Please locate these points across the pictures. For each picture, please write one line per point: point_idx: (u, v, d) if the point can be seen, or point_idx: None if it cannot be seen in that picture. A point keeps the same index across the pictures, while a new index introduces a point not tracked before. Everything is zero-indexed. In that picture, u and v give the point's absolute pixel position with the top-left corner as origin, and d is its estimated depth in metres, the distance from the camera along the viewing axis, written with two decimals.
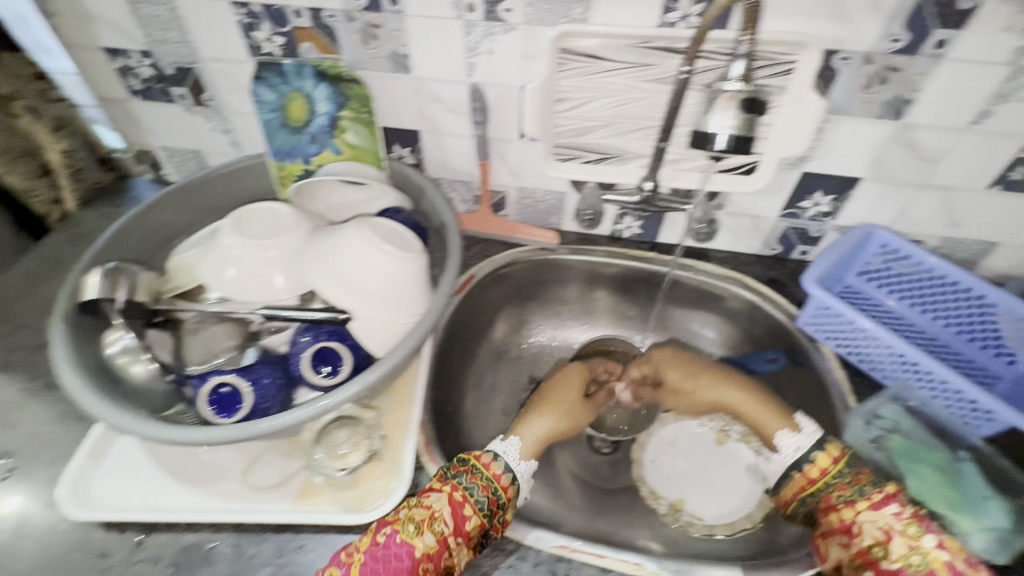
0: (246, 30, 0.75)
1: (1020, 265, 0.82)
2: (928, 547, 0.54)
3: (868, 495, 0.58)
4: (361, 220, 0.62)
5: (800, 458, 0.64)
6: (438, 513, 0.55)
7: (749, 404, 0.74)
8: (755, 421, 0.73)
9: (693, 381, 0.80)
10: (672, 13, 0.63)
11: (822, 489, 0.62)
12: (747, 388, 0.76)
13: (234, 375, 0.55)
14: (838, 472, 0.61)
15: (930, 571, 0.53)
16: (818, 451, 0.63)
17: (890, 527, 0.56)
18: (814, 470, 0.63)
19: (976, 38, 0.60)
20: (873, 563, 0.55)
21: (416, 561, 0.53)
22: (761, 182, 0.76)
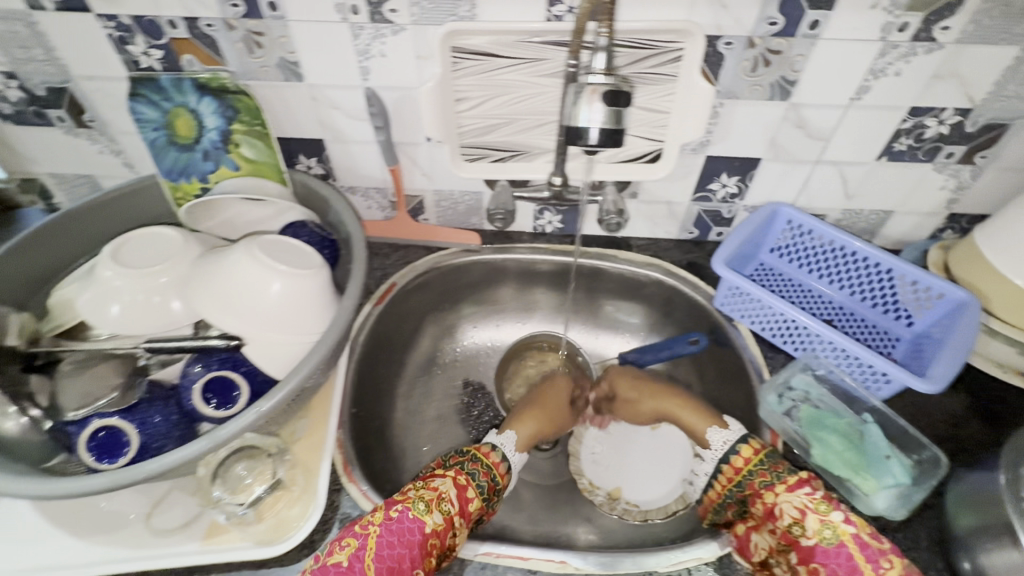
0: (118, 45, 0.68)
1: (913, 230, 0.86)
2: (837, 520, 0.55)
3: (785, 478, 0.60)
4: (250, 240, 0.60)
5: (727, 450, 0.65)
6: (445, 495, 0.59)
7: (682, 409, 0.74)
8: (690, 427, 0.72)
9: (638, 392, 0.78)
10: (557, 6, 0.62)
11: (745, 478, 0.63)
12: (686, 396, 0.75)
13: (119, 418, 0.53)
14: (760, 461, 0.63)
15: (841, 543, 0.54)
16: (743, 443, 0.65)
17: (805, 506, 0.57)
18: (738, 461, 0.64)
19: (847, 18, 0.62)
20: (794, 542, 0.57)
21: (426, 537, 0.56)
22: (666, 169, 0.77)
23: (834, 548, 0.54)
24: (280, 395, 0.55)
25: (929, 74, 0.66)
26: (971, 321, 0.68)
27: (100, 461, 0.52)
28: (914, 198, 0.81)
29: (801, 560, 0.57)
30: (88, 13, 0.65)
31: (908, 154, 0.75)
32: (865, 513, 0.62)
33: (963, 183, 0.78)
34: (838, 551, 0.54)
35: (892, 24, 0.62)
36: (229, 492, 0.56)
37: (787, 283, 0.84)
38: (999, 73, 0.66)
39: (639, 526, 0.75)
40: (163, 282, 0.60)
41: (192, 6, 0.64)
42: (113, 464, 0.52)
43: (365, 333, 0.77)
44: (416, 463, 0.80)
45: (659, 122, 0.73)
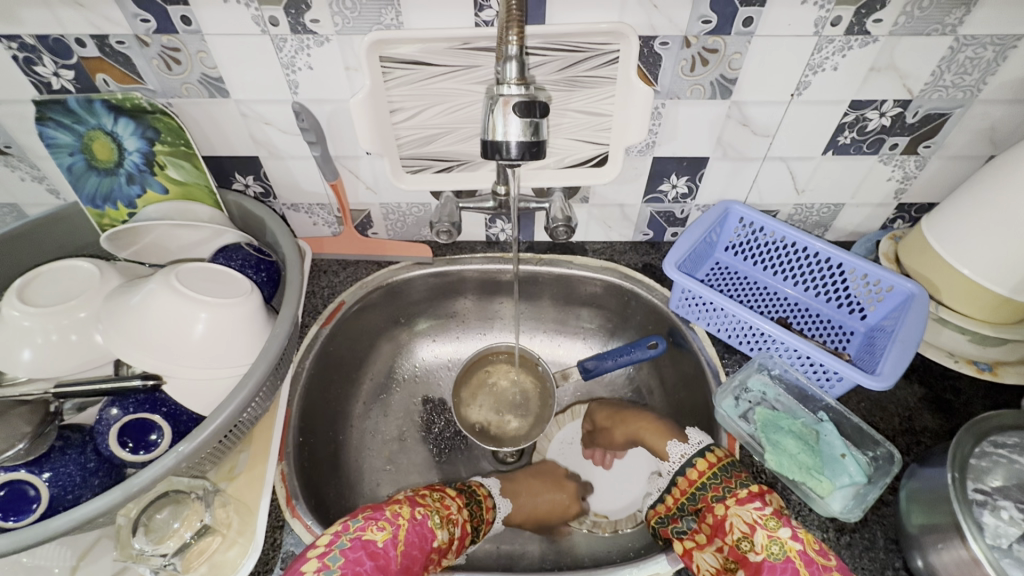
0: (25, 66, 0.64)
1: (865, 222, 0.87)
2: (785, 536, 0.55)
3: (737, 492, 0.60)
4: (169, 273, 0.57)
5: (684, 463, 0.67)
6: (457, 519, 0.63)
7: (648, 430, 0.75)
8: (654, 449, 0.73)
9: (612, 419, 0.80)
10: (485, 11, 0.60)
11: (698, 490, 0.64)
12: (653, 419, 0.76)
13: (27, 471, 0.49)
14: (714, 473, 0.63)
15: (787, 560, 0.54)
16: (699, 456, 0.66)
17: (754, 521, 0.56)
18: (692, 474, 0.65)
19: (780, 13, 0.60)
20: (743, 558, 0.57)
21: (433, 549, 0.58)
22: (614, 172, 0.75)
23: (781, 563, 0.54)
24: (205, 434, 0.52)
25: (866, 67, 0.66)
26: (920, 313, 0.68)
27: (5, 520, 0.48)
28: (864, 190, 0.81)
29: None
30: None
31: (853, 147, 0.75)
32: (821, 516, 0.61)
33: (909, 174, 0.78)
34: (784, 566, 0.54)
35: (825, 19, 0.61)
36: (152, 543, 0.51)
37: (742, 282, 0.83)
38: (935, 64, 0.65)
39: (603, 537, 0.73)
40: (77, 317, 0.56)
41: (99, 22, 0.60)
42: (19, 522, 0.48)
43: (312, 358, 0.74)
44: (374, 487, 0.77)
45: (601, 125, 0.72)
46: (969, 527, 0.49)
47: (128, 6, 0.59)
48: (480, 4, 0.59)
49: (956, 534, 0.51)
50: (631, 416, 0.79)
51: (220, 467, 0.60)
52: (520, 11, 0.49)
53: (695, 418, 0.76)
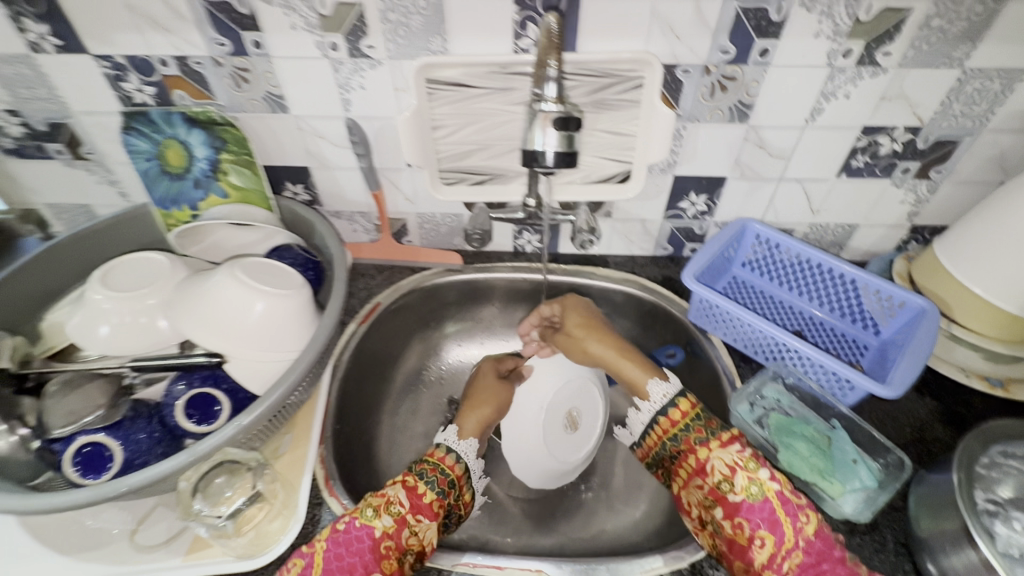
0: (114, 82, 0.72)
1: (879, 243, 0.90)
2: (764, 478, 0.59)
3: (719, 435, 0.64)
4: (232, 264, 0.63)
5: (665, 403, 0.69)
6: (393, 497, 0.60)
7: (626, 361, 0.75)
8: (630, 380, 0.74)
9: (587, 330, 0.80)
10: (523, 40, 0.67)
11: (681, 432, 0.66)
12: (633, 351, 0.77)
13: (104, 435, 0.55)
14: (695, 416, 0.67)
15: (765, 500, 0.58)
16: (681, 397, 0.68)
17: (735, 463, 0.61)
18: (669, 420, 0.68)
19: (794, 45, 0.66)
20: (721, 498, 0.60)
21: (377, 541, 0.57)
22: (636, 188, 0.81)
23: (759, 504, 0.58)
24: (258, 411, 0.57)
25: (877, 96, 0.70)
26: (931, 328, 0.70)
27: (85, 476, 0.54)
28: (877, 211, 0.84)
29: (726, 516, 0.59)
30: (86, 55, 0.69)
31: (866, 170, 0.79)
32: (835, 518, 0.63)
33: (921, 198, 0.82)
34: (762, 506, 0.58)
35: (836, 51, 0.66)
36: (210, 505, 0.56)
37: (758, 296, 0.86)
38: (943, 94, 0.69)
39: (619, 536, 0.76)
40: (147, 303, 0.62)
41: (182, 45, 0.68)
42: (96, 480, 0.54)
43: (349, 353, 0.79)
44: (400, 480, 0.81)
45: (626, 145, 0.77)
46: (979, 533, 0.51)
47: (209, 32, 0.67)
48: (518, 33, 0.66)
49: (965, 537, 0.53)
50: (606, 336, 0.79)
51: (266, 447, 0.66)
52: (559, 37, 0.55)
53: None
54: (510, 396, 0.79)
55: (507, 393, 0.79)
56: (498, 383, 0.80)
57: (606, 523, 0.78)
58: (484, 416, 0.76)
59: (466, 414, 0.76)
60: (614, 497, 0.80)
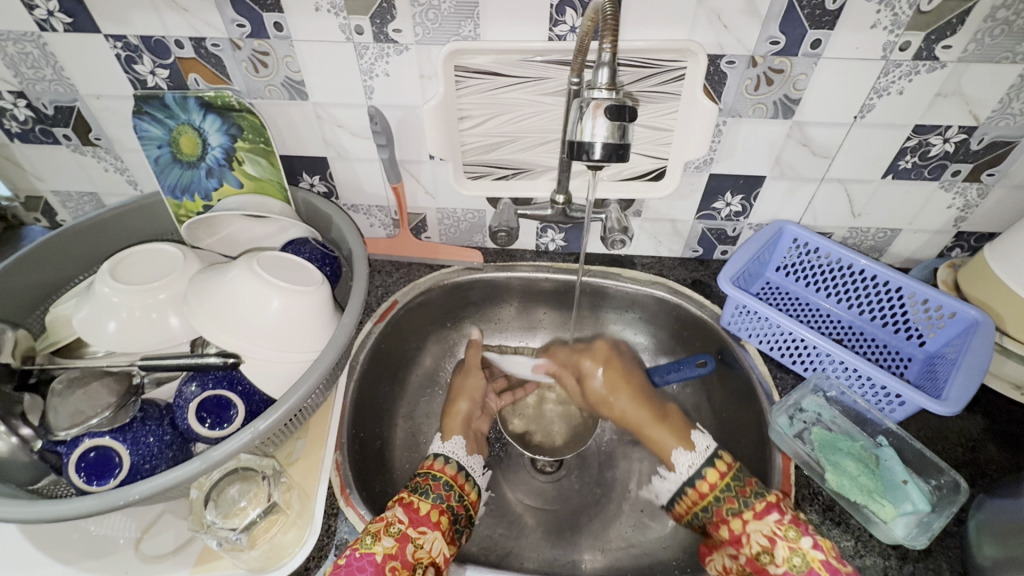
0: (126, 64, 0.69)
1: (921, 249, 0.85)
2: (806, 547, 0.56)
3: (753, 504, 0.61)
4: (249, 259, 0.60)
5: (693, 473, 0.68)
6: (392, 519, 0.58)
7: (656, 427, 0.76)
8: (660, 446, 0.74)
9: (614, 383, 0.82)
10: (559, 26, 0.63)
11: (712, 503, 0.65)
12: (665, 415, 0.77)
13: (110, 438, 0.52)
14: (726, 486, 0.65)
15: (810, 571, 0.55)
16: (709, 467, 0.67)
17: (773, 534, 0.58)
18: (695, 493, 0.68)
19: (850, 37, 0.62)
20: (762, 570, 0.58)
21: (381, 564, 0.54)
22: (670, 187, 0.77)
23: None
24: (276, 414, 0.53)
25: (933, 93, 0.66)
26: (986, 341, 0.66)
27: (90, 482, 0.51)
28: (922, 216, 0.80)
29: None
30: (97, 34, 0.65)
31: (913, 172, 0.74)
32: (883, 543, 0.59)
33: (971, 202, 0.77)
34: None
35: (893, 43, 0.62)
36: (221, 516, 0.53)
37: (794, 302, 0.82)
38: (1004, 92, 0.65)
39: (647, 551, 0.72)
40: (158, 298, 0.59)
41: (200, 26, 0.64)
42: (101, 487, 0.51)
43: (366, 353, 0.75)
44: None
45: (662, 140, 0.73)
46: None
47: (227, 12, 0.63)
48: (555, 19, 0.62)
49: None
50: (637, 396, 0.80)
51: (280, 451, 0.63)
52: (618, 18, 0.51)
53: (746, 436, 0.74)
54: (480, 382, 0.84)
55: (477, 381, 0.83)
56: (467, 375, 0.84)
57: (631, 538, 0.74)
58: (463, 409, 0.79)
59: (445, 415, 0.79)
60: (639, 510, 0.76)
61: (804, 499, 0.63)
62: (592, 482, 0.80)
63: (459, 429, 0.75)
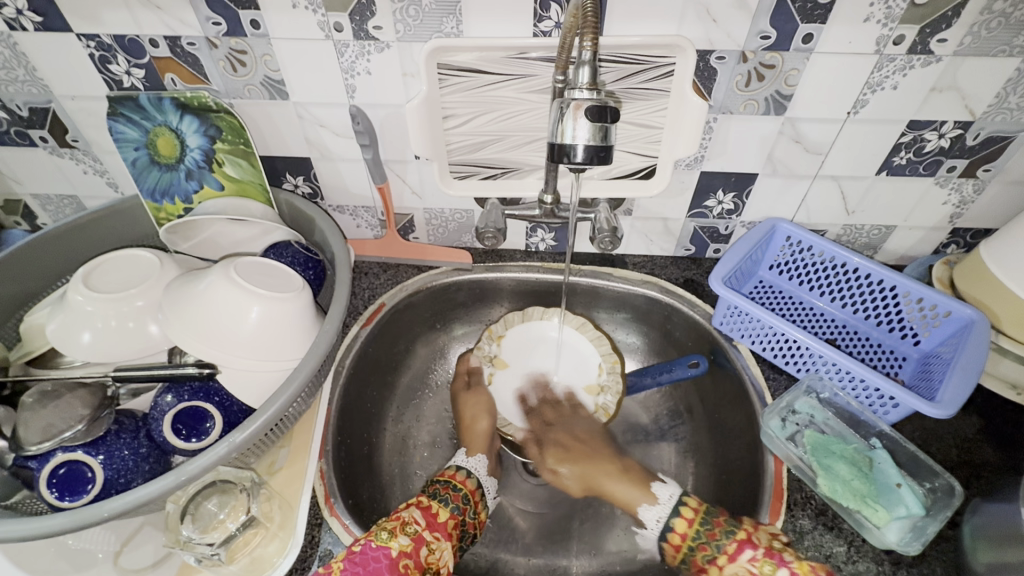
0: (99, 64, 0.67)
1: (916, 246, 0.84)
2: None
3: (725, 547, 0.60)
4: (227, 266, 0.58)
5: (664, 526, 0.65)
6: (410, 519, 0.59)
7: (614, 479, 0.73)
8: (622, 499, 0.71)
9: (568, 445, 0.77)
10: (545, 22, 0.61)
11: (688, 551, 0.63)
12: (628, 468, 0.74)
13: (84, 453, 0.51)
14: (696, 532, 0.63)
15: None
16: (681, 506, 0.65)
17: (752, 573, 0.57)
18: (675, 539, 0.64)
19: (842, 30, 0.60)
20: None
21: (395, 560, 0.55)
22: (660, 185, 0.75)
23: None
24: (255, 425, 0.52)
25: (928, 87, 0.64)
26: (982, 341, 0.65)
27: (61, 499, 0.50)
28: (917, 212, 0.79)
29: None
30: (69, 34, 0.63)
31: (909, 168, 0.73)
32: (876, 547, 0.58)
33: (966, 198, 0.76)
34: None
35: (887, 37, 0.60)
36: (199, 531, 0.53)
37: (787, 301, 0.81)
38: (1001, 86, 0.64)
39: (638, 556, 0.71)
40: (135, 306, 0.58)
41: (174, 24, 0.62)
42: (74, 503, 0.50)
43: (352, 358, 0.74)
44: (405, 493, 0.76)
45: (652, 138, 0.72)
46: None
47: (202, 10, 0.61)
48: (540, 14, 0.60)
49: None
50: (592, 459, 0.76)
51: (262, 462, 0.62)
52: (599, 16, 0.50)
53: (737, 438, 0.73)
54: (487, 396, 0.81)
55: (484, 398, 0.80)
56: (473, 394, 0.80)
57: (623, 541, 0.73)
58: (484, 428, 0.77)
59: (465, 431, 0.77)
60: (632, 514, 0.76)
61: (796, 504, 0.62)
62: None
63: (482, 445, 0.75)
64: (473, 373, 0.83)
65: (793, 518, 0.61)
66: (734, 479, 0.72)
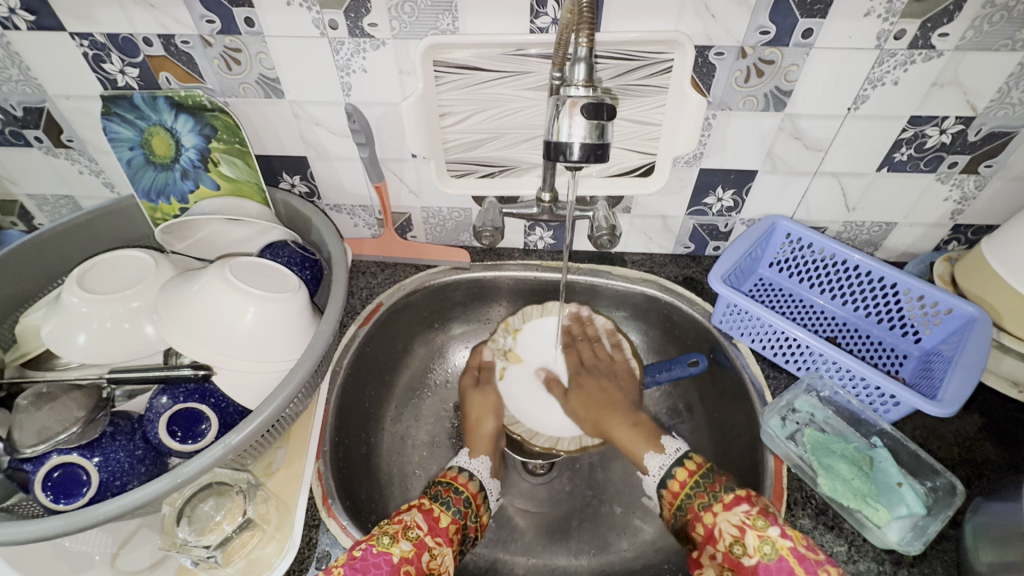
0: (93, 63, 0.66)
1: (918, 242, 0.84)
2: (774, 535, 0.55)
3: (722, 497, 0.61)
4: (222, 266, 0.58)
5: (664, 475, 0.67)
6: (411, 524, 0.59)
7: (624, 428, 0.74)
8: (629, 447, 0.72)
9: (595, 387, 0.79)
10: (541, 18, 0.60)
11: (685, 500, 0.64)
12: (633, 418, 0.75)
13: (79, 455, 0.51)
14: (695, 483, 0.64)
15: (779, 560, 0.54)
16: (684, 462, 0.67)
17: (743, 523, 0.57)
18: (675, 486, 0.66)
19: (842, 25, 0.59)
20: (737, 565, 0.56)
21: (396, 566, 0.54)
22: (659, 182, 0.75)
23: (774, 563, 0.54)
24: (250, 428, 0.52)
25: (929, 82, 0.63)
26: (983, 338, 0.65)
27: (56, 502, 0.50)
28: (918, 209, 0.78)
29: None
30: (62, 32, 0.63)
31: (910, 164, 0.72)
32: (876, 547, 0.58)
33: (968, 194, 0.75)
34: (778, 566, 0.54)
35: (888, 32, 0.60)
36: (195, 533, 0.53)
37: (787, 299, 0.80)
38: (1003, 81, 0.63)
39: (637, 555, 0.71)
40: (129, 307, 0.58)
41: (168, 22, 0.62)
42: (69, 505, 0.50)
43: (349, 358, 0.74)
44: (404, 493, 0.76)
45: (650, 135, 0.71)
46: None
47: (195, 8, 0.60)
48: (536, 11, 0.60)
49: None
50: (611, 409, 0.76)
51: (258, 463, 0.62)
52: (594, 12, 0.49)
53: (738, 436, 0.72)
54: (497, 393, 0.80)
55: (491, 397, 0.79)
56: (480, 393, 0.79)
57: (622, 541, 0.73)
58: (489, 429, 0.76)
59: (470, 432, 0.76)
60: (631, 513, 0.75)
61: (796, 504, 0.62)
62: (583, 484, 0.79)
63: (486, 447, 0.74)
64: (484, 369, 0.82)
65: (793, 517, 0.61)
66: (734, 478, 0.71)
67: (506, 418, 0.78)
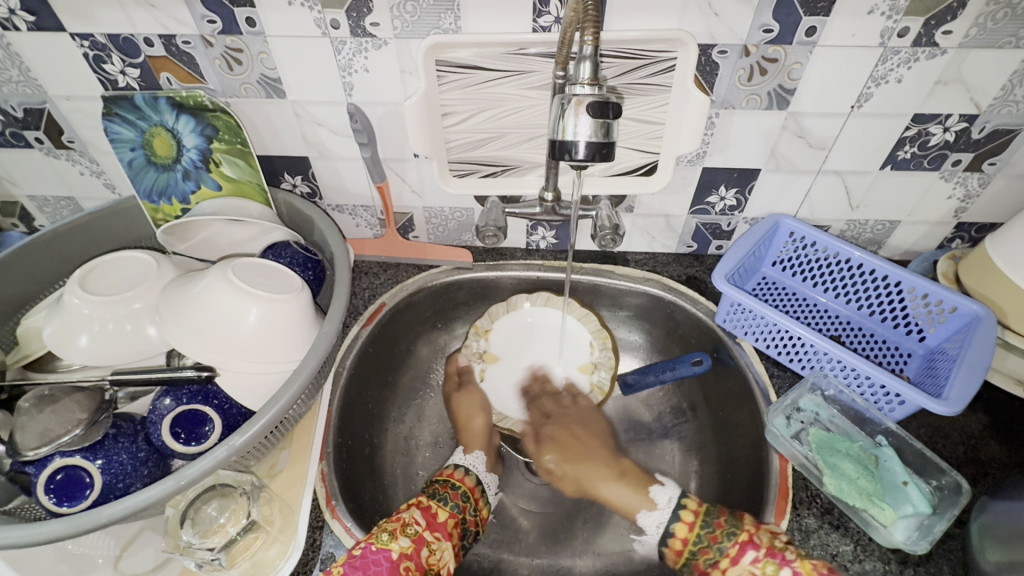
0: (94, 64, 0.66)
1: (921, 240, 0.83)
2: None
3: (727, 550, 0.60)
4: (224, 267, 0.58)
5: (665, 529, 0.66)
6: (410, 521, 0.59)
7: (608, 482, 0.74)
8: (619, 503, 0.72)
9: (574, 441, 0.78)
10: (544, 17, 0.60)
11: (693, 554, 0.64)
12: (624, 472, 0.75)
13: (81, 457, 0.51)
14: (698, 536, 0.64)
15: None
16: (682, 509, 0.66)
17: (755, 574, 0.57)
18: (677, 543, 0.65)
19: (846, 23, 0.59)
20: None
21: (395, 563, 0.54)
22: (662, 181, 0.74)
23: None
24: (253, 430, 0.52)
25: (932, 80, 0.63)
26: (988, 336, 0.64)
27: (59, 504, 0.50)
28: (922, 207, 0.78)
29: None
30: (63, 33, 0.63)
31: (913, 162, 0.72)
32: (882, 546, 0.58)
33: (971, 192, 0.75)
34: None
35: (892, 29, 0.59)
36: (199, 536, 0.53)
37: (790, 297, 0.80)
38: (1006, 78, 0.63)
39: (642, 555, 0.71)
40: (132, 308, 0.57)
41: (169, 23, 0.62)
42: (72, 508, 0.49)
43: (352, 358, 0.73)
44: (407, 494, 0.76)
45: (653, 134, 0.71)
46: None
47: (196, 8, 0.60)
48: (539, 9, 0.59)
49: None
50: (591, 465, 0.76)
51: (262, 464, 0.62)
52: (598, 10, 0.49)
53: (742, 436, 0.72)
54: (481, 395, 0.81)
55: (478, 396, 0.81)
56: (467, 394, 0.81)
57: (627, 541, 0.73)
58: (479, 426, 0.77)
59: (462, 431, 0.77)
60: None
61: (801, 503, 0.62)
62: None
63: (479, 441, 0.75)
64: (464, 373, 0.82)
65: (799, 517, 0.61)
66: (738, 477, 0.71)
67: (495, 415, 0.80)
